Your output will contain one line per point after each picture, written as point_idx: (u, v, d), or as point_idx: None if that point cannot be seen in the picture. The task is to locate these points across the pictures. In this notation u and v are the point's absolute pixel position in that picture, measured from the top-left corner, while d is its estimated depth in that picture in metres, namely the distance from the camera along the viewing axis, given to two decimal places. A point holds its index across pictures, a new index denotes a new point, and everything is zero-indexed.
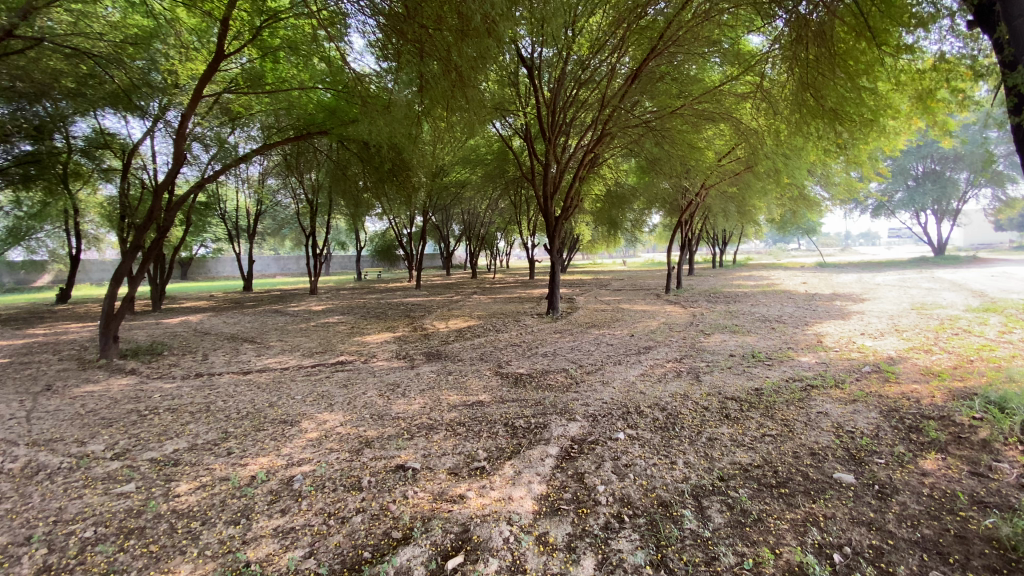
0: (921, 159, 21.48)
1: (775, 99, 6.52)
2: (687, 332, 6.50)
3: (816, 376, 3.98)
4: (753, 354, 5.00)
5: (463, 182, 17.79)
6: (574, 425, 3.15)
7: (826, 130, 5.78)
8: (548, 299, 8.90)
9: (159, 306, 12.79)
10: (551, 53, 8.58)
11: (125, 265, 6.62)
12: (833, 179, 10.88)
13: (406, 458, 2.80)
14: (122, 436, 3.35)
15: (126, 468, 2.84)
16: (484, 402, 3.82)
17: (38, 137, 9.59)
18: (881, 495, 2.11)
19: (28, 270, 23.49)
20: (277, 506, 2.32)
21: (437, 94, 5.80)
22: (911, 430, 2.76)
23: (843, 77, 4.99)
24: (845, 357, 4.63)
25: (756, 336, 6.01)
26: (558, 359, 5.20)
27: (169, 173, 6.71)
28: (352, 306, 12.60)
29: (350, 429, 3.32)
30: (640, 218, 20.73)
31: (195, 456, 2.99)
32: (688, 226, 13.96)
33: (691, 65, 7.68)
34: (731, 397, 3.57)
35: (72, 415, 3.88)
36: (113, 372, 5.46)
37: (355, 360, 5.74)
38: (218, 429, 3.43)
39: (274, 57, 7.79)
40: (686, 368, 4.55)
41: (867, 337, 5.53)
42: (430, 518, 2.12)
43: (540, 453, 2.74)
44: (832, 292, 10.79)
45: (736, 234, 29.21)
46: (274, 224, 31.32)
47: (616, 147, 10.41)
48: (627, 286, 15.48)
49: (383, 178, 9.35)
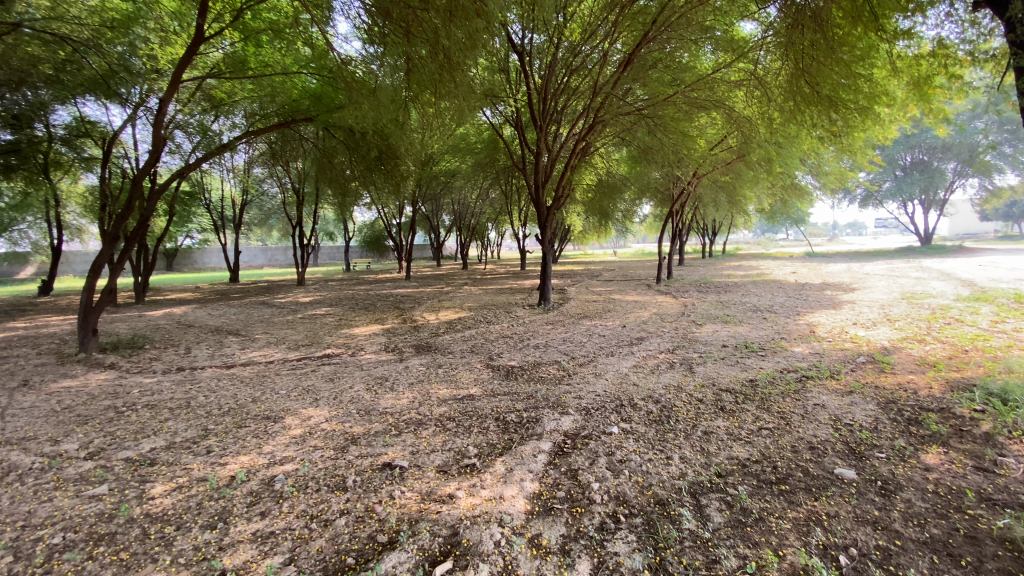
0: (910, 149, 21.60)
1: (769, 87, 6.42)
2: (679, 323, 6.45)
3: (811, 367, 3.94)
4: (746, 344, 4.95)
5: (452, 172, 17.59)
6: (566, 419, 3.07)
7: (822, 118, 5.70)
8: (539, 289, 8.80)
9: (142, 298, 12.50)
10: (542, 39, 8.42)
11: (105, 255, 6.41)
12: (824, 168, 10.84)
13: (394, 455, 2.70)
14: (97, 434, 3.20)
15: (99, 468, 2.70)
16: (475, 395, 3.72)
17: (17, 127, 9.26)
18: (885, 492, 2.05)
19: (9, 262, 23.03)
20: (257, 509, 2.21)
21: (425, 77, 5.60)
22: (910, 423, 2.72)
23: (839, 63, 4.91)
24: (839, 347, 4.59)
25: (748, 326, 5.97)
26: (550, 351, 5.12)
27: (149, 159, 6.47)
28: (340, 297, 12.43)
29: (335, 426, 3.21)
30: (631, 208, 20.69)
31: (172, 455, 2.86)
32: (679, 216, 13.88)
33: (684, 52, 7.57)
34: (726, 389, 3.51)
35: (46, 411, 3.71)
36: (92, 366, 5.28)
37: (342, 353, 5.62)
38: (198, 426, 3.30)
39: (255, 39, 7.51)
40: (679, 359, 4.49)
41: (859, 327, 5.51)
42: (418, 520, 2.02)
43: (533, 448, 2.66)
44: (823, 282, 10.81)
45: (726, 223, 29.27)
46: (260, 215, 30.95)
47: (608, 136, 10.27)
48: (618, 277, 15.39)
49: (370, 166, 9.16)
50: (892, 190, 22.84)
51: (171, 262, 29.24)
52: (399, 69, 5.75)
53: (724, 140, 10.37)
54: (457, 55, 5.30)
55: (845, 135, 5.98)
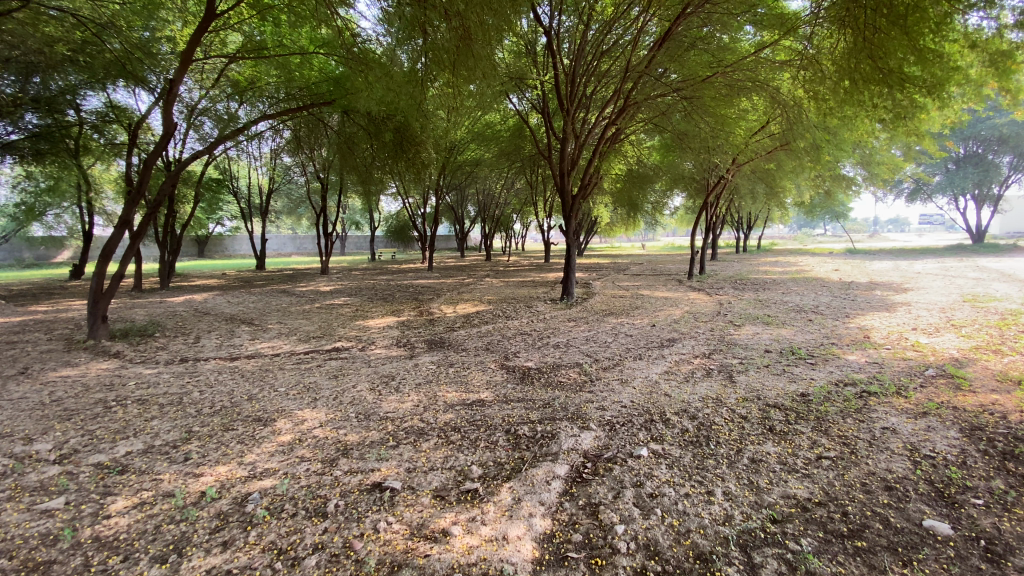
0: (965, 140, 20.16)
1: (822, 65, 5.81)
2: (715, 323, 5.94)
3: (871, 381, 3.42)
4: (792, 350, 4.44)
5: (476, 160, 17.23)
6: (587, 436, 2.67)
7: (885, 97, 5.10)
8: (563, 284, 8.35)
9: (168, 283, 12.62)
10: (570, 19, 7.96)
11: (118, 239, 6.23)
12: (876, 158, 9.97)
13: (386, 473, 2.35)
14: (75, 433, 2.96)
15: (64, 475, 2.44)
16: (485, 401, 3.34)
17: (45, 110, 9.37)
18: (991, 557, 1.59)
19: (48, 246, 23.91)
20: (219, 537, 1.89)
21: (444, 52, 5.13)
22: (1007, 458, 2.22)
23: (904, 38, 4.35)
24: (900, 357, 4.04)
25: (792, 329, 5.42)
26: (572, 352, 4.70)
27: (161, 139, 6.26)
28: (360, 287, 12.27)
29: (328, 432, 2.88)
30: (661, 201, 19.96)
31: (146, 461, 2.59)
32: (713, 208, 13.09)
33: (723, 31, 7.04)
34: (774, 404, 3.04)
35: (35, 404, 3.53)
36: (97, 355, 5.13)
37: (351, 347, 5.33)
38: (181, 428, 3.02)
39: (273, 19, 7.26)
40: (717, 367, 4.00)
41: (920, 333, 4.90)
42: (401, 565, 1.67)
43: (547, 473, 2.27)
44: (869, 281, 10.02)
45: (759, 217, 28.04)
46: (288, 203, 31.25)
47: (640, 121, 9.67)
48: (647, 271, 14.78)
49: (391, 152, 8.86)
50: (943, 183, 21.33)
51: (203, 249, 29.85)
52: (417, 48, 5.35)
53: (766, 125, 9.68)
54: (474, 27, 4.84)
55: (910, 118, 5.34)
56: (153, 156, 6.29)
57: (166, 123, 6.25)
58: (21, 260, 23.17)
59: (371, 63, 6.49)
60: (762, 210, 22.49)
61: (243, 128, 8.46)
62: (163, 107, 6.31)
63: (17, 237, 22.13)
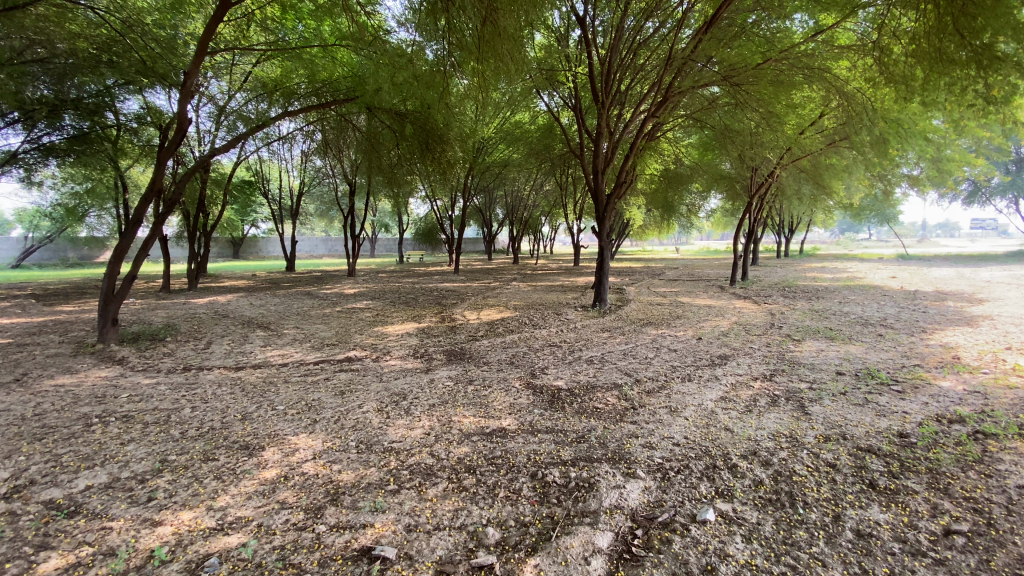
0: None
1: (891, 48, 5.08)
2: (770, 337, 5.24)
3: (983, 418, 2.78)
4: (869, 373, 3.77)
5: (505, 161, 16.80)
6: (634, 488, 2.13)
7: (974, 77, 4.27)
8: (596, 290, 7.81)
9: (195, 285, 12.52)
10: (607, 12, 7.45)
11: (131, 237, 5.97)
12: (946, 154, 8.98)
13: (380, 532, 1.87)
14: (40, 458, 2.57)
15: (4, 517, 2.02)
16: (508, 431, 2.83)
17: (82, 113, 9.25)
18: None
19: (90, 245, 24.62)
20: None
21: (470, 45, 4.63)
22: None
23: (983, 27, 3.72)
24: (1006, 386, 3.33)
25: (863, 346, 4.72)
26: (608, 369, 4.14)
27: (178, 134, 5.97)
28: (385, 290, 11.95)
29: (319, 468, 2.43)
30: (695, 203, 19.13)
31: (103, 500, 2.17)
32: (756, 211, 12.15)
33: (773, 18, 6.39)
34: (868, 448, 2.45)
35: (14, 418, 3.18)
36: (101, 361, 4.83)
37: (365, 357, 4.91)
38: (155, 456, 2.61)
39: (296, 12, 6.96)
40: (781, 392, 3.39)
41: (1018, 354, 4.18)
42: None
43: (584, 544, 1.75)
44: (936, 290, 9.06)
45: (802, 220, 26.63)
46: (320, 204, 31.43)
47: (679, 116, 8.95)
48: (683, 277, 14.13)
49: (416, 151, 8.48)
50: (1004, 185, 19.87)
51: (236, 251, 30.38)
52: (447, 49, 5.01)
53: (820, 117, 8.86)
54: (502, 17, 4.36)
55: (1001, 105, 4.53)
56: (168, 151, 6.03)
57: (181, 117, 5.96)
58: (66, 259, 23.88)
59: (393, 57, 6.15)
60: (806, 213, 21.31)
61: (264, 125, 8.15)
62: (178, 102, 6.04)
63: (60, 237, 22.87)
